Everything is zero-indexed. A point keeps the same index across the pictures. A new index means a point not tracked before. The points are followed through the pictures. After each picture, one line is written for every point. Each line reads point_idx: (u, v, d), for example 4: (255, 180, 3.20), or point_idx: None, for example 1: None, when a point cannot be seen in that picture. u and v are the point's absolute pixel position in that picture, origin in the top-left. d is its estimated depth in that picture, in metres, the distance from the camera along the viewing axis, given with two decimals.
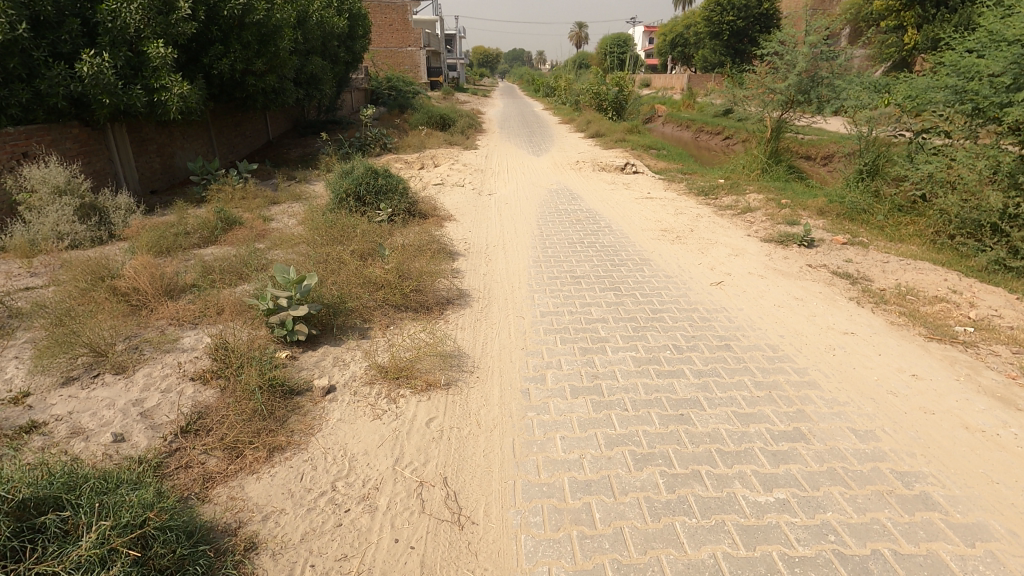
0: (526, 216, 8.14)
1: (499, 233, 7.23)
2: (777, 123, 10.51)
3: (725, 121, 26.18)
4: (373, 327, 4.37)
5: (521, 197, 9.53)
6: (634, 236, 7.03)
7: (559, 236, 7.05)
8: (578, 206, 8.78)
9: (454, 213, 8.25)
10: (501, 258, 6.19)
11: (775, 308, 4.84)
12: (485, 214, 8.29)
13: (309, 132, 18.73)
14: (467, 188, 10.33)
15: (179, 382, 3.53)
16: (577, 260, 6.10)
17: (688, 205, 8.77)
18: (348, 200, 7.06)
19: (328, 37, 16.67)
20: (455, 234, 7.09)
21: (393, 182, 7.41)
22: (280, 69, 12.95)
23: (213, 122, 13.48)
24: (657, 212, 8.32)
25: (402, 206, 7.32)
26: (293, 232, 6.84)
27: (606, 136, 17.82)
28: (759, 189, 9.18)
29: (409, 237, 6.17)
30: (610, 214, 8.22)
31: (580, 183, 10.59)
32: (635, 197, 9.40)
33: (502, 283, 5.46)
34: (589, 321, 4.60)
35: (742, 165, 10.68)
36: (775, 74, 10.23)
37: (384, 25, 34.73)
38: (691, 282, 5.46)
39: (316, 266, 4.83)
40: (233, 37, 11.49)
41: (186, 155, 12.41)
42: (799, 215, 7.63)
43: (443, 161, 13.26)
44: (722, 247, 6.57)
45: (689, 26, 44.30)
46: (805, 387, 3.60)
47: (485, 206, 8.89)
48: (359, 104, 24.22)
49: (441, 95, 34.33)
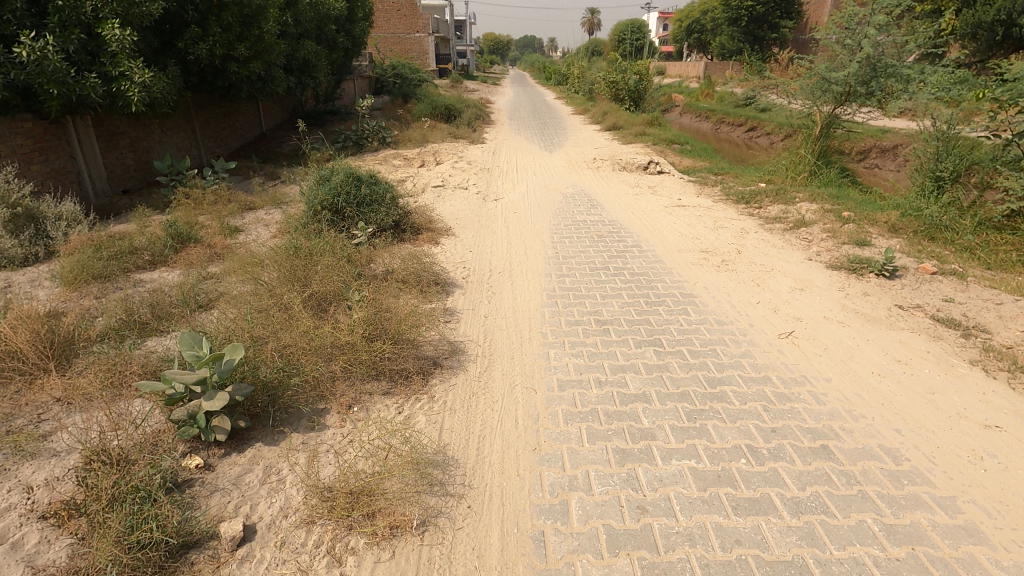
0: (539, 229, 6.91)
1: (505, 253, 6.01)
2: (828, 119, 9.06)
3: (747, 113, 24.71)
4: (328, 410, 3.19)
5: (531, 204, 8.28)
6: (670, 260, 5.77)
7: (578, 259, 5.81)
8: (599, 215, 7.52)
9: (454, 224, 7.03)
10: (507, 292, 4.97)
11: (875, 378, 3.58)
12: (490, 227, 7.07)
13: (306, 124, 17.54)
14: (470, 191, 9.11)
15: (21, 522, 2.34)
16: (602, 296, 4.87)
17: (727, 216, 7.49)
18: (324, 214, 5.87)
19: (324, 20, 15.39)
20: (452, 256, 5.88)
21: (379, 192, 6.20)
22: (267, 55, 11.72)
23: (196, 113, 12.35)
24: (691, 225, 7.06)
25: (389, 221, 6.12)
26: (257, 253, 5.68)
27: (623, 129, 16.50)
28: (810, 196, 7.86)
29: (393, 266, 4.98)
30: (636, 227, 6.96)
31: (598, 187, 9.31)
32: (663, 204, 8.13)
33: (508, 331, 4.25)
34: (624, 401, 3.37)
35: (784, 166, 9.36)
36: (828, 61, 8.80)
37: (391, 10, 33.39)
38: (752, 332, 4.21)
39: (261, 319, 3.65)
40: (212, 19, 10.28)
41: (163, 150, 11.27)
42: (868, 233, 6.33)
43: (446, 158, 12.04)
44: (780, 277, 5.30)
45: (705, 12, 42.51)
46: (965, 540, 2.37)
47: (490, 215, 7.66)
48: (361, 92, 22.96)
49: (450, 83, 33.03)
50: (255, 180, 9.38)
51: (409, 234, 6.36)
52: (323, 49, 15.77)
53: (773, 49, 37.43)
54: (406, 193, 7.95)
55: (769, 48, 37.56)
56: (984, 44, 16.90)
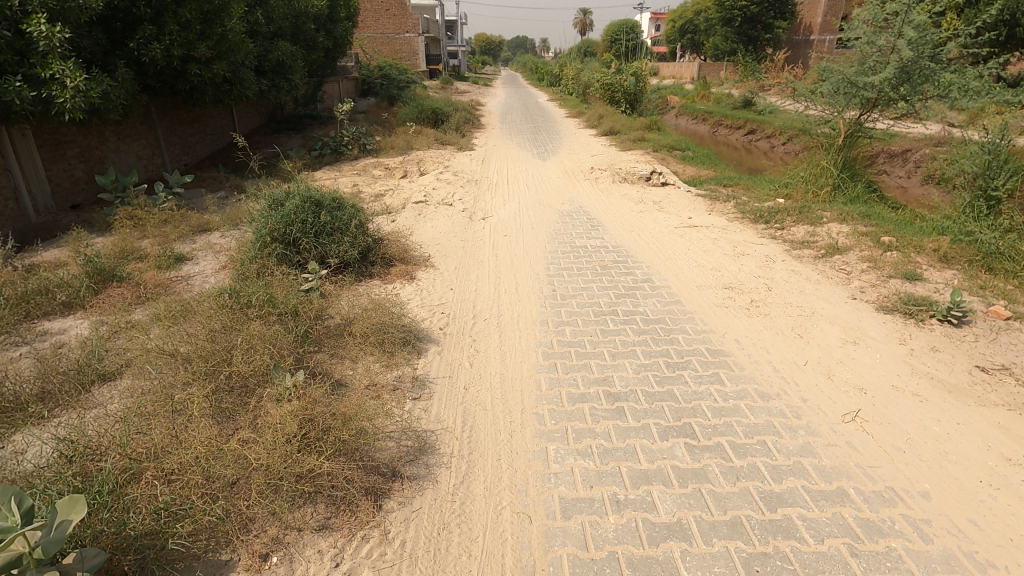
0: (533, 257, 5.96)
1: (493, 291, 5.06)
2: (853, 126, 8.13)
3: (745, 116, 23.94)
4: (232, 566, 2.19)
5: (523, 224, 7.32)
6: (690, 300, 4.84)
7: (580, 300, 4.87)
8: (600, 238, 6.59)
9: (434, 251, 6.08)
10: (494, 349, 4.02)
11: (987, 493, 2.67)
12: (477, 253, 6.13)
13: (284, 128, 16.52)
14: (456, 208, 8.16)
15: None
16: (610, 355, 3.93)
17: (746, 239, 6.59)
18: (274, 246, 4.89)
19: (300, 18, 14.42)
20: (430, 297, 4.92)
21: (343, 218, 5.25)
22: (233, 56, 10.75)
23: (158, 118, 11.36)
24: (707, 250, 6.18)
25: (355, 252, 5.16)
26: (194, 295, 4.72)
27: (621, 134, 15.60)
28: (839, 215, 6.97)
29: (352, 319, 4.03)
30: (643, 254, 6.05)
31: (598, 202, 8.38)
32: (673, 224, 7.22)
33: (495, 413, 3.30)
34: (654, 538, 2.41)
35: (801, 179, 8.46)
36: (853, 63, 7.86)
37: (380, 10, 32.31)
38: (808, 412, 3.27)
39: (156, 418, 2.69)
40: (168, 15, 9.31)
41: (119, 159, 10.24)
42: (916, 263, 5.44)
43: (431, 168, 11.08)
44: (825, 325, 4.39)
45: (698, 13, 41.79)
46: None
47: (477, 238, 6.69)
48: (346, 95, 21.97)
49: (440, 84, 32.02)
50: (215, 196, 8.40)
51: (380, 268, 5.39)
52: (301, 49, 14.78)
53: (767, 49, 36.82)
54: (381, 216, 6.99)
55: (764, 49, 36.90)
56: (994, 43, 16.17)
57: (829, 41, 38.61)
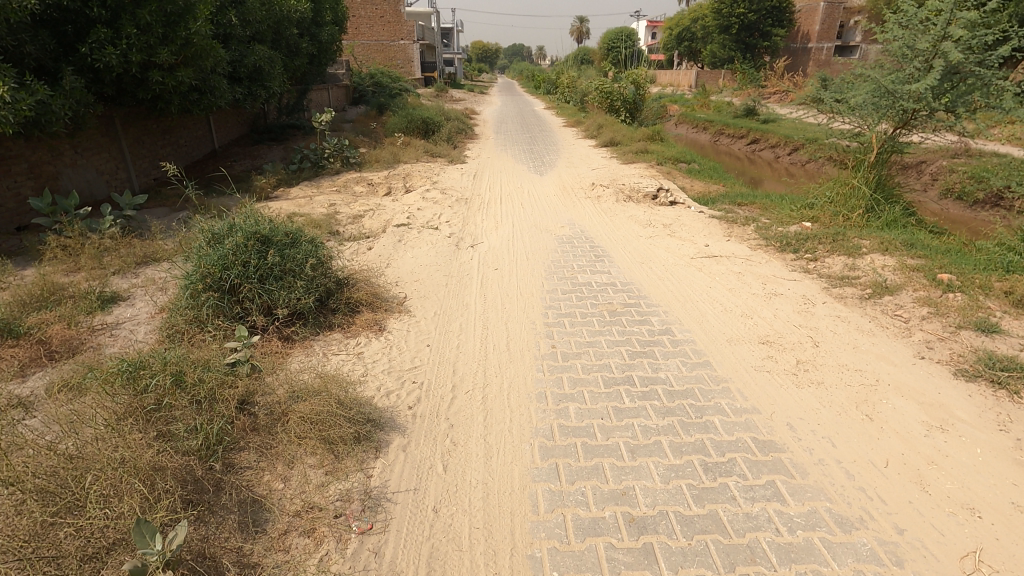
0: (528, 298, 5.05)
1: (478, 348, 4.13)
2: (887, 141, 7.25)
3: (748, 124, 23.22)
4: None
5: (517, 252, 6.41)
6: (720, 361, 3.93)
7: (586, 361, 3.95)
8: (605, 272, 5.69)
9: (412, 291, 5.16)
10: (478, 441, 3.09)
11: None
12: (461, 292, 5.21)
13: (265, 139, 15.63)
14: (441, 233, 7.25)
15: None
16: (628, 451, 3.00)
17: (774, 273, 5.70)
18: (207, 295, 3.97)
19: (281, 22, 13.52)
20: (400, 357, 3.99)
21: (296, 258, 4.32)
22: (201, 62, 9.83)
23: (122, 130, 10.46)
24: (732, 288, 5.28)
25: (310, 300, 4.24)
26: (108, 358, 3.81)
27: (622, 145, 14.78)
28: (879, 244, 6.09)
29: (292, 402, 3.09)
30: (657, 294, 5.13)
31: (601, 225, 7.49)
32: (687, 254, 6.31)
33: (474, 557, 2.36)
34: None
35: (828, 201, 7.58)
36: (888, 69, 6.96)
37: (373, 16, 31.49)
38: (909, 553, 2.36)
39: None
40: (124, 16, 8.41)
41: (75, 175, 9.33)
42: (987, 308, 4.55)
43: (417, 183, 10.20)
44: (896, 399, 3.47)
45: (695, 21, 41.28)
46: None
47: (463, 271, 5.78)
48: (335, 103, 21.09)
49: (435, 92, 31.27)
50: (173, 219, 7.49)
51: (344, 317, 4.46)
52: (282, 55, 13.89)
53: (765, 57, 36.21)
54: (353, 249, 6.09)
55: (762, 56, 36.28)
56: None
57: (828, 49, 38.04)
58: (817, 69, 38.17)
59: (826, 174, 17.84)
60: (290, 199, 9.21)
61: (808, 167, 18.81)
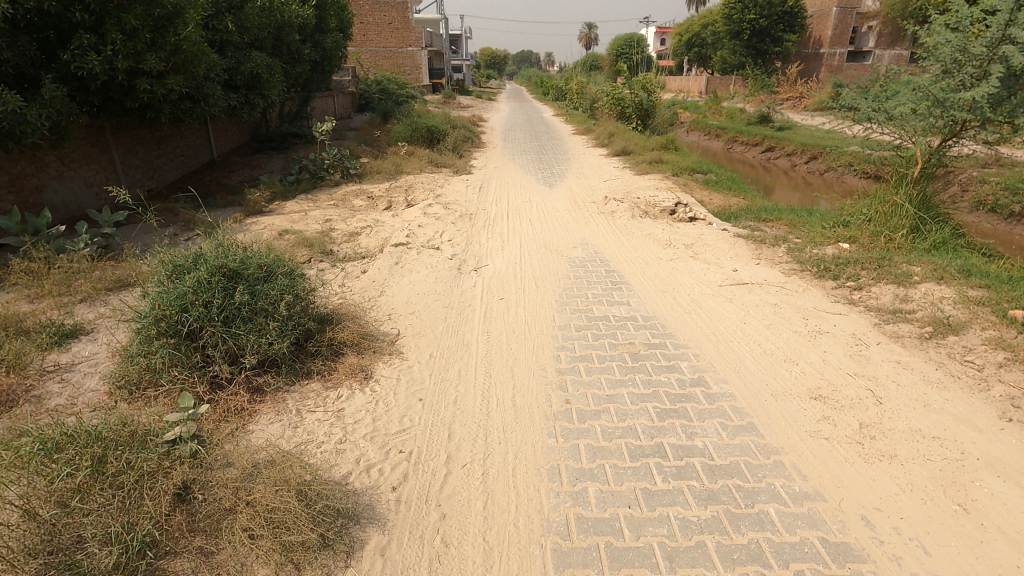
0: (537, 335, 4.43)
1: (480, 404, 3.51)
2: (933, 155, 6.57)
3: (762, 132, 22.54)
4: None
5: (525, 277, 5.81)
6: (768, 424, 3.29)
7: (607, 423, 3.32)
8: (623, 303, 5.06)
9: (406, 328, 4.56)
10: (476, 541, 2.48)
11: None
12: (461, 328, 4.60)
13: (266, 148, 15.17)
14: (442, 254, 6.67)
15: None
16: (666, 559, 2.38)
17: (815, 305, 5.06)
18: (161, 342, 3.41)
19: (281, 28, 13.04)
20: (387, 415, 3.38)
21: (270, 295, 3.73)
22: (192, 69, 9.34)
23: (113, 140, 10.00)
24: (770, 325, 4.64)
25: (284, 345, 3.66)
26: (45, 418, 3.25)
27: (635, 154, 14.18)
28: (931, 270, 5.42)
29: (245, 489, 2.49)
30: (684, 331, 4.50)
31: (617, 245, 6.88)
32: (714, 281, 5.68)
33: None
34: None
35: (866, 219, 6.90)
36: (936, 75, 6.27)
37: (381, 23, 31.15)
38: None
39: None
40: (110, 21, 7.93)
41: (60, 188, 8.86)
42: None
43: (420, 196, 9.65)
44: (991, 482, 2.82)
45: (705, 26, 40.68)
46: None
47: (464, 301, 5.18)
48: (339, 110, 20.65)
49: (442, 99, 30.86)
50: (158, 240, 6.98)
51: (324, 362, 3.87)
52: (282, 61, 13.42)
53: (776, 63, 35.50)
54: (344, 279, 5.53)
55: (773, 62, 35.57)
56: None
57: (840, 54, 37.27)
58: (830, 75, 37.41)
59: (847, 184, 17.17)
60: (284, 214, 8.68)
61: (827, 176, 18.12)
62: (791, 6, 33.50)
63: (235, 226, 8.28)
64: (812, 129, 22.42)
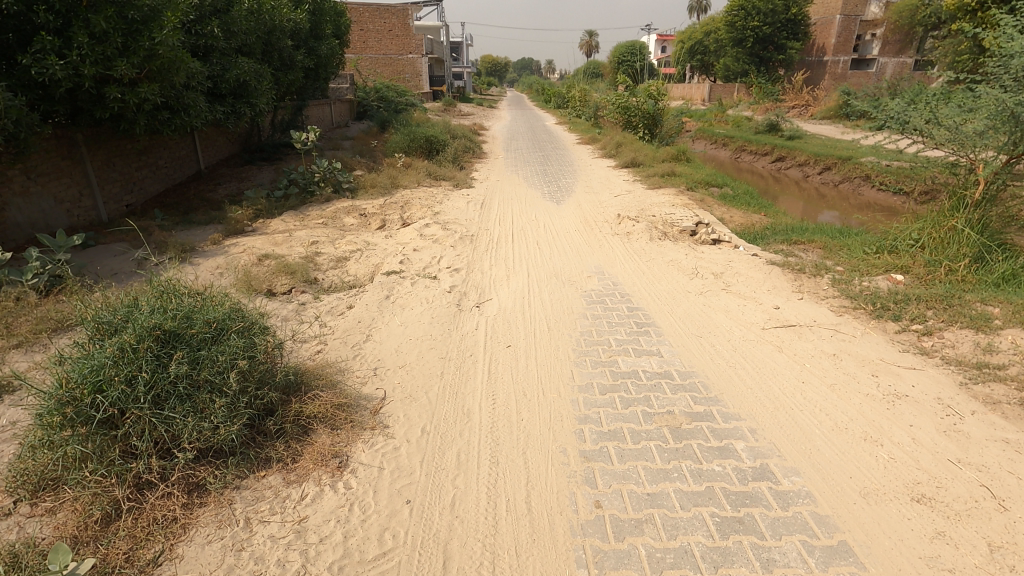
0: (553, 400, 3.65)
1: (485, 510, 2.72)
2: (999, 176, 5.80)
3: (771, 141, 21.83)
4: None
5: (536, 316, 5.02)
6: (866, 545, 2.49)
7: (653, 543, 2.51)
8: (652, 354, 4.28)
9: (394, 389, 3.77)
10: None
11: None
12: (461, 390, 3.81)
13: (256, 159, 14.44)
14: (440, 285, 5.89)
15: None
16: None
17: (880, 356, 4.27)
18: (70, 433, 2.61)
19: (272, 33, 12.32)
20: (363, 529, 2.58)
21: (217, 362, 2.93)
22: (169, 76, 8.44)
23: (88, 154, 9.25)
24: (832, 383, 3.86)
25: (234, 429, 2.86)
26: None
27: (645, 166, 13.43)
28: (1013, 311, 4.63)
29: None
30: (731, 393, 3.72)
31: (637, 274, 6.11)
32: (755, 322, 4.90)
33: None
34: None
35: (920, 246, 6.17)
36: (1003, 87, 5.56)
37: (382, 30, 30.53)
38: None
39: None
40: (77, 23, 7.16)
41: (24, 205, 8.08)
42: None
43: (417, 214, 8.90)
44: None
45: (708, 34, 40.09)
46: None
47: (465, 349, 4.39)
48: (335, 118, 19.96)
49: (443, 107, 30.21)
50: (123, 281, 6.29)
51: (288, 443, 3.07)
52: (272, 68, 12.68)
53: (780, 70, 34.83)
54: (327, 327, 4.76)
55: (777, 69, 34.93)
56: None
57: (844, 62, 36.58)
58: (834, 83, 36.73)
59: (864, 197, 16.40)
60: (267, 236, 7.93)
61: (842, 188, 17.34)
62: (795, 14, 32.90)
63: (213, 249, 7.50)
64: (823, 139, 21.68)
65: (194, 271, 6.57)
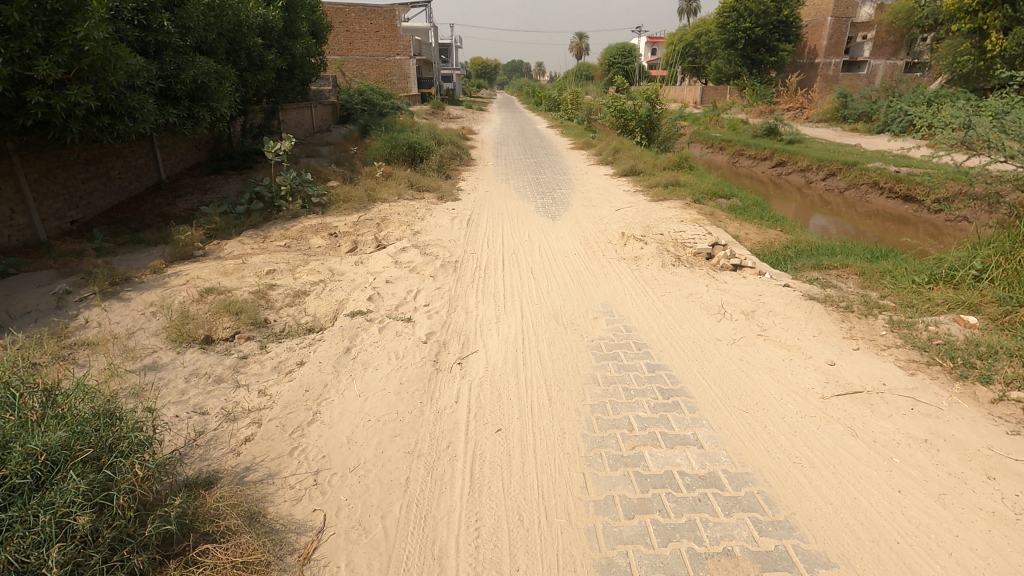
0: (562, 531, 2.60)
1: None
2: None
3: (770, 145, 20.95)
4: None
5: (532, 380, 3.95)
6: None
7: None
8: (689, 441, 3.24)
9: (338, 514, 2.70)
10: None
11: None
12: (432, 513, 2.75)
13: (225, 167, 13.25)
14: (415, 331, 4.81)
15: None
16: None
17: (989, 443, 3.24)
18: None
19: (238, 29, 11.19)
20: None
21: (31, 532, 1.86)
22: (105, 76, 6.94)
23: (20, 167, 8.06)
24: (939, 491, 2.84)
25: None
26: None
27: (645, 175, 12.46)
28: None
29: None
30: (808, 514, 2.69)
31: (653, 315, 5.07)
32: (812, 387, 3.87)
33: None
34: None
35: (987, 279, 5.22)
36: None
37: (369, 31, 29.35)
38: None
39: None
40: None
41: None
42: None
43: (394, 233, 7.81)
44: None
45: (699, 36, 39.41)
46: None
47: (441, 436, 3.32)
48: (315, 122, 18.79)
49: (431, 110, 29.11)
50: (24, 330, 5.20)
51: None
52: (238, 68, 11.54)
53: (772, 73, 34.14)
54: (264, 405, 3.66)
55: (769, 71, 34.19)
56: None
57: (836, 64, 35.97)
58: (826, 85, 36.14)
59: (871, 204, 15.36)
60: (219, 262, 6.79)
61: (846, 195, 16.30)
62: (786, 15, 32.18)
63: (152, 279, 6.36)
64: (824, 143, 20.82)
65: (122, 313, 5.42)
